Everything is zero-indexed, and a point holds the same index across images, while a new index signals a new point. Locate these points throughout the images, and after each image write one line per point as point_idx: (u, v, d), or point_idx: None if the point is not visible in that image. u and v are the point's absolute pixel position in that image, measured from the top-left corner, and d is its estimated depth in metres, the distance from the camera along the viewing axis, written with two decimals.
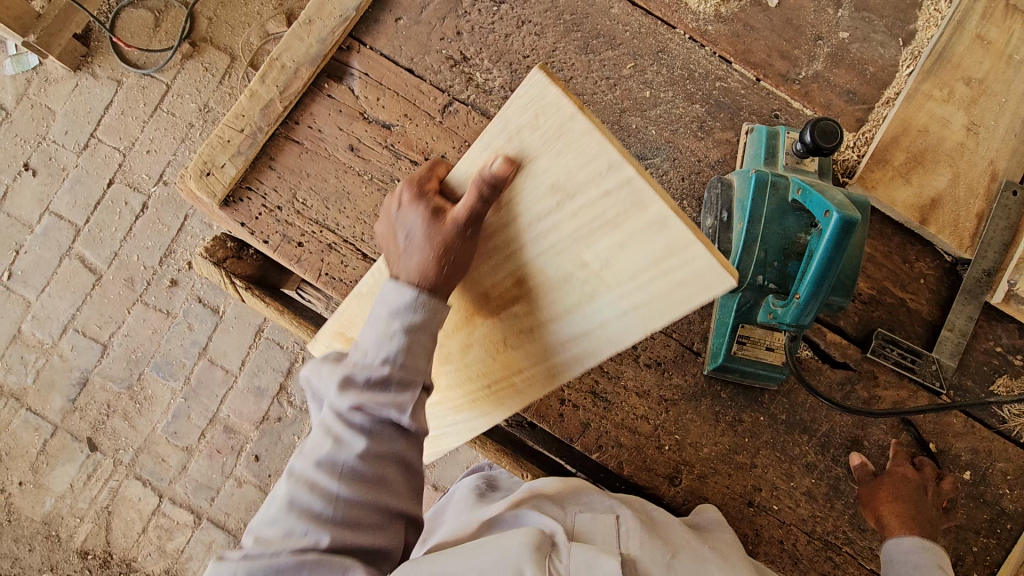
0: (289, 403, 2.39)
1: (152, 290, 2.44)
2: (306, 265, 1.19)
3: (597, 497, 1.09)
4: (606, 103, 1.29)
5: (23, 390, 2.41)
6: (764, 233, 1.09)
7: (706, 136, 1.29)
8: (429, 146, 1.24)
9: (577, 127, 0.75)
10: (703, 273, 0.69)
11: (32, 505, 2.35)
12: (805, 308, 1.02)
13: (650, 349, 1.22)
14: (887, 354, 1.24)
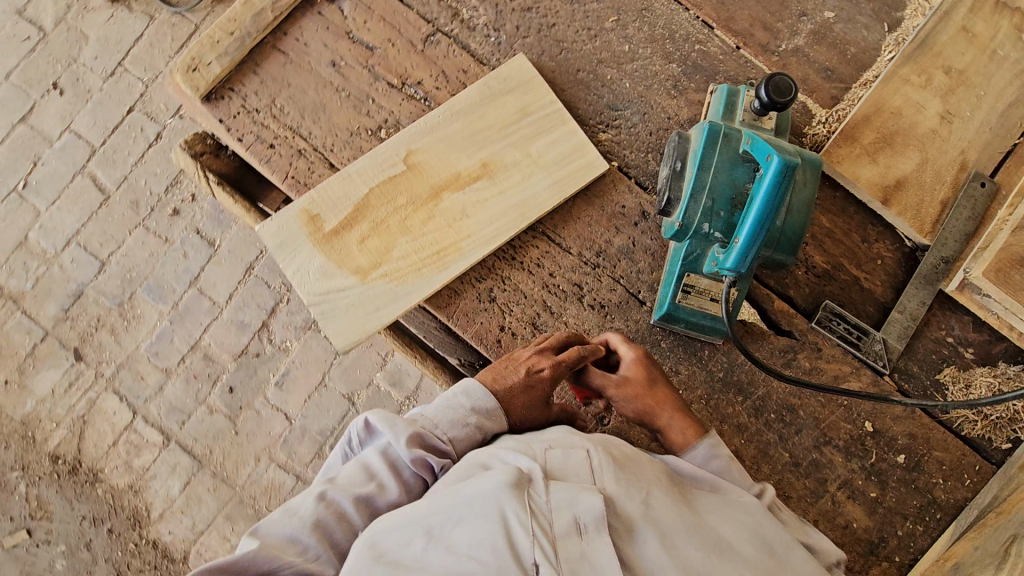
0: (269, 340, 2.46)
1: (155, 216, 2.54)
2: (274, 166, 1.24)
3: (571, 435, 1.02)
4: (584, 52, 1.32)
5: (21, 295, 2.51)
6: (712, 181, 1.11)
7: (679, 95, 1.31)
8: (407, 71, 1.28)
9: (539, 84, 1.26)
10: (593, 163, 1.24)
11: (13, 405, 2.44)
12: (745, 252, 1.04)
13: (596, 292, 1.23)
14: (833, 327, 1.25)
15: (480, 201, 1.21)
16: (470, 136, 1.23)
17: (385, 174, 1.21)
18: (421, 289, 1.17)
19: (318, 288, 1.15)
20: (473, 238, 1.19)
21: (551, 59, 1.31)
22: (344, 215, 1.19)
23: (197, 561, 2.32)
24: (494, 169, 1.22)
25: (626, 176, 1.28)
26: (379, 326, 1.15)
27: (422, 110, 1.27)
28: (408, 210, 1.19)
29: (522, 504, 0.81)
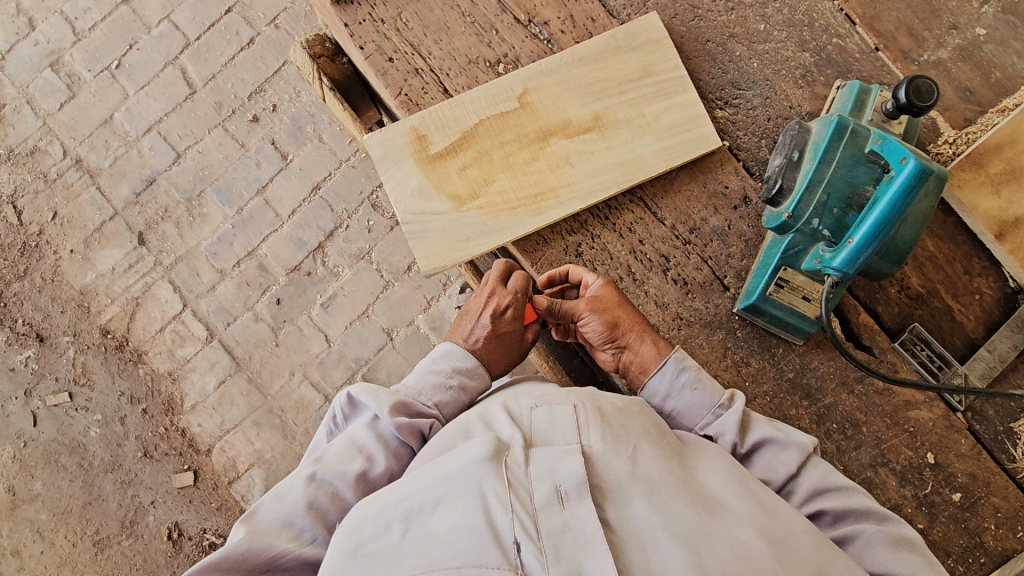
0: (322, 262, 2.50)
1: (235, 120, 2.59)
2: (389, 79, 1.23)
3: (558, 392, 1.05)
4: (718, 23, 1.27)
5: (98, 172, 2.59)
6: (832, 176, 1.06)
7: (806, 86, 1.26)
8: (535, 9, 1.26)
9: (666, 46, 1.22)
10: (705, 136, 1.20)
11: (75, 274, 2.54)
12: (856, 255, 1.01)
13: (682, 267, 1.21)
14: (914, 351, 1.20)
15: (586, 153, 1.19)
16: (587, 86, 1.21)
17: (496, 108, 1.20)
18: (510, 228, 1.17)
19: (413, 207, 1.17)
20: (572, 188, 1.18)
21: (682, 24, 1.27)
22: (451, 139, 1.19)
23: (220, 456, 2.42)
24: (606, 123, 1.19)
25: (735, 157, 1.24)
26: (463, 257, 1.16)
27: (544, 52, 1.25)
28: (514, 146, 1.19)
29: (500, 480, 0.83)
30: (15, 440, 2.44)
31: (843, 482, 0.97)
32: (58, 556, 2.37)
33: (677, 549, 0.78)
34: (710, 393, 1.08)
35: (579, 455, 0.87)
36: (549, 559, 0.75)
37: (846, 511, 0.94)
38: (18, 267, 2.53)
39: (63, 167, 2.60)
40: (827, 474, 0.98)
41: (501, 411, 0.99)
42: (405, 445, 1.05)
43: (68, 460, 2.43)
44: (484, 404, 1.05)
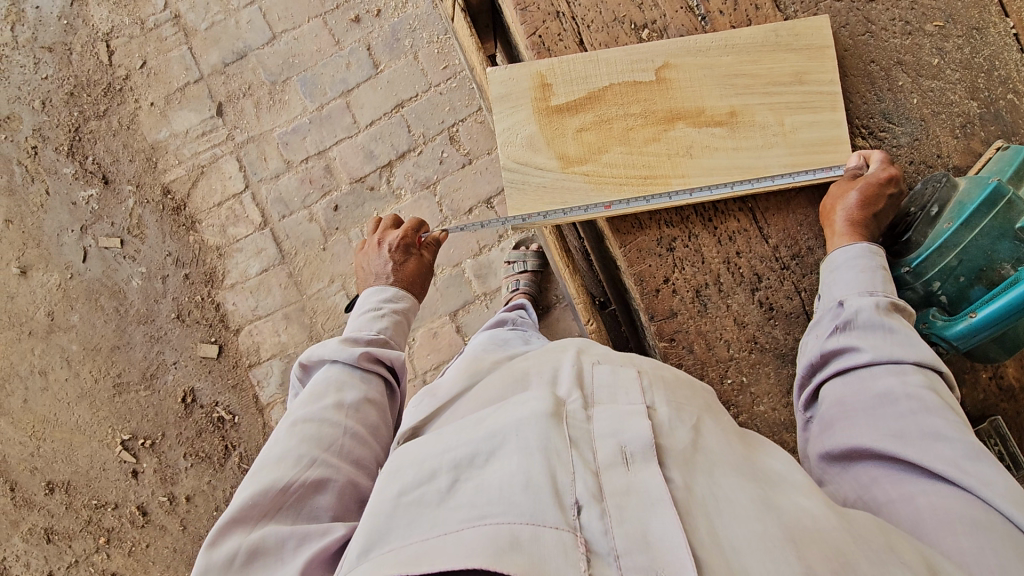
0: (387, 181, 2.47)
1: (337, 15, 2.52)
2: (528, 16, 1.17)
3: (617, 354, 1.00)
4: (889, 45, 1.17)
5: (192, 32, 2.57)
6: (970, 243, 0.98)
7: (963, 137, 1.15)
8: None
9: (827, 57, 1.13)
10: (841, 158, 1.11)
11: (150, 127, 2.55)
12: (972, 332, 0.96)
13: (772, 291, 1.15)
14: (986, 444, 1.12)
15: (710, 147, 1.11)
16: (733, 76, 1.12)
17: (631, 74, 1.13)
18: (612, 203, 1.11)
19: (520, 156, 1.12)
20: (685, 180, 1.11)
21: (850, 35, 1.17)
22: (575, 96, 1.13)
23: (246, 339, 2.47)
24: (740, 122, 1.12)
25: None
26: (553, 221, 1.13)
27: (694, 29, 1.16)
28: (639, 121, 1.12)
29: (561, 436, 0.78)
30: (63, 270, 2.53)
31: (957, 404, 0.88)
32: (80, 387, 2.50)
33: (751, 518, 0.70)
34: (879, 280, 0.98)
35: (645, 416, 0.82)
36: (612, 521, 0.68)
37: (939, 413, 0.83)
38: (100, 106, 2.57)
39: (161, 18, 2.58)
40: (942, 386, 0.89)
41: (560, 366, 0.94)
42: (368, 371, 1.13)
43: (106, 302, 2.52)
44: (545, 355, 1.00)
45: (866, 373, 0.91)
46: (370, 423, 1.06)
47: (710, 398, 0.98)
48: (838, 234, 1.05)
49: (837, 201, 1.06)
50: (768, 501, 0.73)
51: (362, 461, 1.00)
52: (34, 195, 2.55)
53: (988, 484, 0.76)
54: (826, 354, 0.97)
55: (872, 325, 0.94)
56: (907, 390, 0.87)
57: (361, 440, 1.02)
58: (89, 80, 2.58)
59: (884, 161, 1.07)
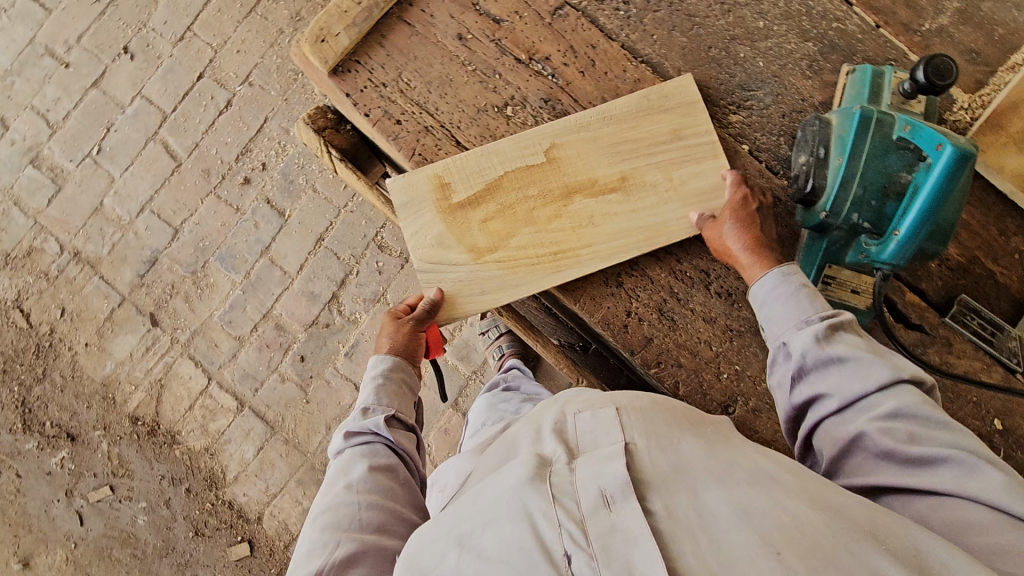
0: (338, 312, 2.47)
1: (226, 185, 2.56)
2: (402, 142, 1.22)
3: (600, 399, 1.02)
4: (716, 28, 1.27)
5: (97, 260, 2.56)
6: (864, 170, 1.07)
7: (814, 76, 1.25)
8: (534, 46, 1.25)
9: (699, 108, 1.20)
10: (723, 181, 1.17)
11: (94, 367, 2.51)
12: (904, 248, 1.03)
13: (723, 279, 1.20)
14: (965, 322, 1.21)
15: (609, 213, 1.17)
16: (617, 145, 1.19)
17: (521, 160, 1.18)
18: (521, 285, 1.16)
19: (431, 255, 1.17)
20: (592, 248, 1.16)
21: (682, 35, 1.27)
22: (473, 190, 1.18)
23: (271, 521, 2.39)
24: (632, 185, 1.18)
25: (756, 160, 1.25)
26: (477, 307, 1.17)
27: (549, 88, 1.24)
28: (538, 202, 1.17)
29: (544, 495, 0.78)
30: (65, 542, 2.42)
31: (931, 406, 0.89)
32: None
33: (733, 531, 0.71)
34: (804, 306, 1.02)
35: (622, 456, 0.83)
36: (601, 562, 0.69)
37: (921, 440, 0.86)
38: (36, 370, 2.51)
39: (62, 261, 2.57)
40: (910, 396, 0.91)
41: (545, 432, 0.97)
42: (371, 446, 1.15)
43: (120, 552, 2.41)
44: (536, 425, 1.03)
45: (839, 419, 0.94)
46: (383, 487, 1.07)
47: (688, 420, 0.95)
48: (746, 262, 1.10)
49: (726, 233, 1.11)
50: (745, 509, 0.74)
51: (383, 524, 1.01)
52: (6, 484, 2.45)
53: (992, 492, 0.79)
54: (797, 408, 1.01)
55: (820, 365, 0.97)
56: (878, 427, 0.89)
57: (377, 506, 1.03)
58: (16, 350, 2.53)
59: (735, 180, 1.15)
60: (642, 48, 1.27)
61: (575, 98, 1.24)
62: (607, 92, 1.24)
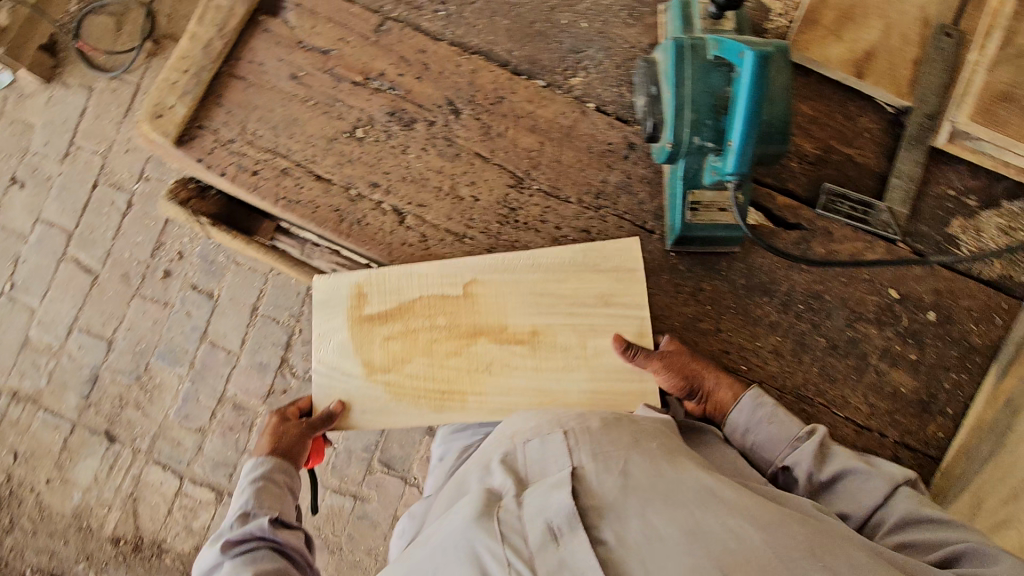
0: (292, 374, 2.44)
1: (148, 283, 2.54)
2: (263, 191, 1.23)
3: (548, 417, 1.07)
4: (534, 4, 1.33)
5: (38, 394, 2.50)
6: (691, 94, 1.11)
7: (637, 22, 1.33)
8: (367, 65, 1.29)
9: (632, 272, 1.20)
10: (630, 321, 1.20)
11: (61, 501, 2.44)
12: (744, 154, 1.06)
13: (605, 233, 1.25)
14: (837, 208, 1.28)
15: (509, 364, 1.20)
16: (541, 295, 1.21)
17: (438, 289, 1.21)
18: (409, 413, 1.20)
19: (333, 359, 1.22)
20: (479, 397, 1.19)
21: (504, 18, 1.33)
22: (388, 306, 1.22)
23: None
24: (540, 341, 1.20)
25: (605, 114, 1.30)
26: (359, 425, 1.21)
27: (392, 101, 1.28)
28: (443, 333, 1.21)
29: (492, 534, 0.87)
30: None
31: (934, 509, 0.95)
32: None
33: (683, 552, 0.77)
34: (787, 425, 1.09)
35: (568, 484, 0.88)
36: None
37: (932, 545, 0.91)
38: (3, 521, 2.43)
39: (2, 405, 2.51)
40: (915, 503, 0.97)
41: (497, 459, 1.03)
42: (246, 553, 1.10)
43: None
44: (489, 447, 1.10)
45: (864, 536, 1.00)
46: None
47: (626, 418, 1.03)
48: (720, 406, 1.16)
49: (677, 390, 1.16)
50: (695, 531, 0.79)
51: None
52: None
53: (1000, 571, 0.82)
54: None
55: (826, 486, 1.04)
56: (893, 541, 0.95)
57: None
58: None
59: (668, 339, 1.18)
60: (469, 41, 1.32)
61: (419, 103, 1.28)
62: (447, 89, 1.29)
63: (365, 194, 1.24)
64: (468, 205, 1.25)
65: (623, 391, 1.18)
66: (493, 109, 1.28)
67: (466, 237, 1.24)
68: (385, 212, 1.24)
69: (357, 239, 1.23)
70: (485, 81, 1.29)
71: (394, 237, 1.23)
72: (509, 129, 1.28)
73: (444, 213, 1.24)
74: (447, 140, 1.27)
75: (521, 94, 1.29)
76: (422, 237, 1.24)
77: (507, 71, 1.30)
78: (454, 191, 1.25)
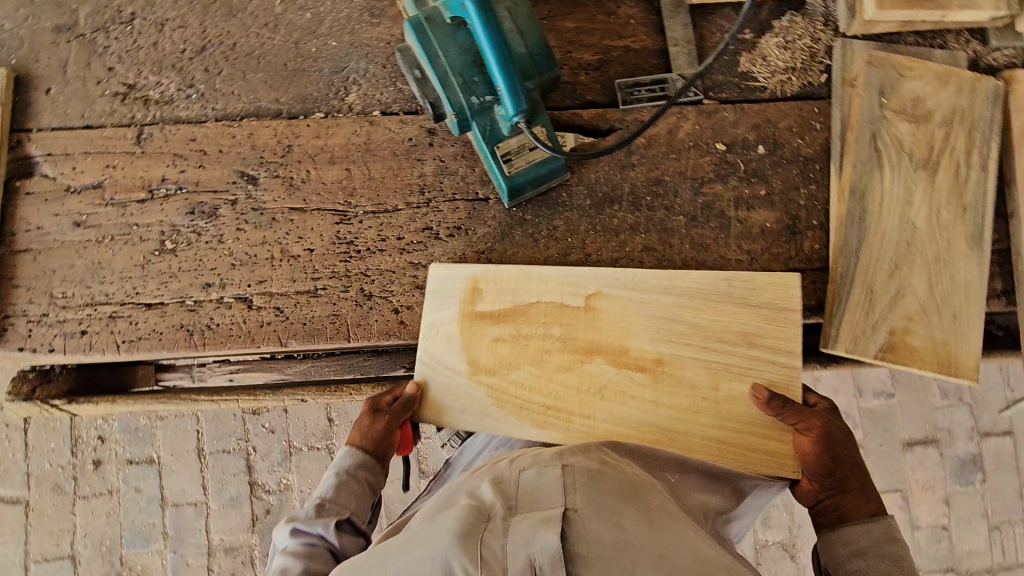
0: (267, 493, 2.34)
1: (82, 481, 2.37)
2: (100, 346, 1.18)
3: (547, 458, 0.99)
4: (277, 45, 1.29)
5: None
6: (448, 61, 1.14)
7: (380, 17, 1.30)
8: (146, 178, 1.24)
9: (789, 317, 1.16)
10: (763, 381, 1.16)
11: None
12: (517, 90, 1.10)
13: (444, 220, 1.24)
14: (636, 96, 1.31)
15: (623, 391, 1.16)
16: (686, 318, 1.17)
17: (559, 296, 1.18)
18: (510, 423, 1.16)
19: (437, 354, 1.17)
20: (587, 420, 1.15)
21: (255, 72, 1.28)
22: (501, 304, 1.18)
23: None
24: (669, 370, 1.16)
25: (392, 114, 1.28)
26: (453, 425, 1.17)
27: (186, 199, 1.23)
28: (556, 346, 1.18)
29: (471, 556, 0.74)
30: None
31: None
32: None
33: None
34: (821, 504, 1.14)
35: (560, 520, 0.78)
36: None
37: None
38: None
39: None
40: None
41: (487, 488, 0.93)
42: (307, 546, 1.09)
43: None
44: (475, 484, 0.99)
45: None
46: None
47: (616, 469, 0.96)
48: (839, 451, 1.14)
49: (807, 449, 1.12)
50: None
51: None
52: None
53: None
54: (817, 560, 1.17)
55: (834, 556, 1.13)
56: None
57: None
58: None
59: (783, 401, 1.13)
60: (232, 109, 1.27)
61: (212, 189, 1.24)
62: (234, 163, 1.25)
63: (203, 298, 1.20)
64: (306, 259, 1.22)
65: (747, 439, 1.14)
66: (287, 160, 1.25)
67: (318, 289, 1.21)
68: (230, 305, 1.20)
69: (214, 343, 1.19)
70: (266, 138, 1.26)
71: (248, 324, 1.19)
72: (310, 172, 1.25)
73: (286, 278, 1.21)
74: (257, 210, 1.23)
75: (306, 134, 1.26)
76: (277, 310, 1.20)
77: (282, 120, 1.27)
78: (286, 253, 1.22)
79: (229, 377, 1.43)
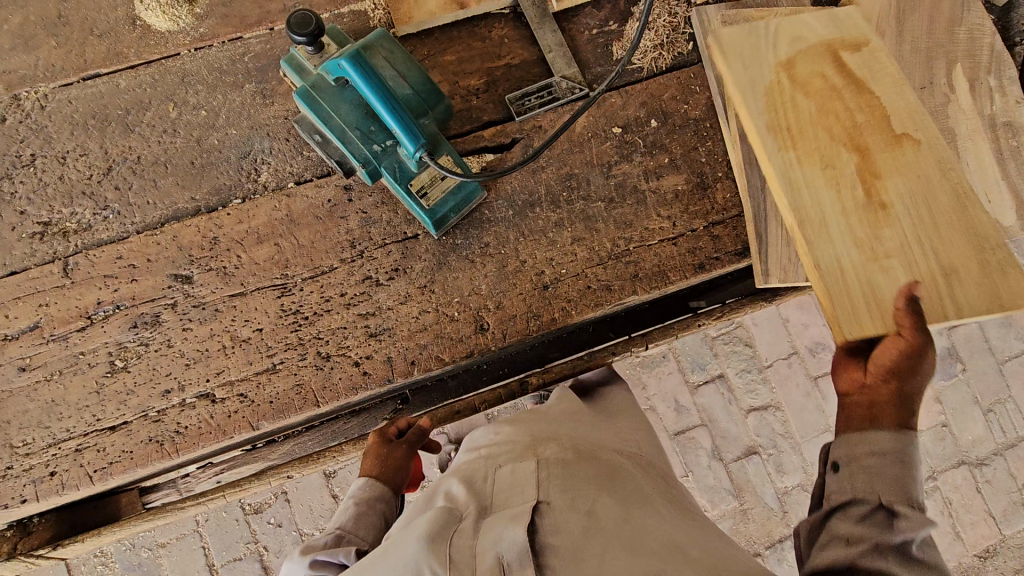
0: None
1: None
2: (73, 482, 1.18)
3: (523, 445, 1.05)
4: (181, 147, 1.32)
5: None
6: (342, 119, 1.20)
7: (271, 96, 1.35)
8: (82, 306, 1.25)
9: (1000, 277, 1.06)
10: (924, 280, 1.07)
11: None
12: (410, 129, 1.17)
13: (380, 266, 1.28)
14: (528, 106, 1.39)
15: (820, 196, 1.13)
16: (921, 216, 1.11)
17: (834, 129, 1.16)
18: (760, 98, 1.19)
19: (788, 25, 1.24)
20: (780, 171, 1.15)
21: (165, 177, 1.31)
22: (808, 84, 1.19)
23: None
24: (870, 216, 1.11)
25: (306, 181, 1.32)
26: (727, 43, 1.22)
27: (126, 315, 1.25)
28: (820, 135, 1.16)
29: (440, 557, 0.79)
30: None
31: None
32: None
33: None
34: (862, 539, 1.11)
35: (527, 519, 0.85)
36: None
37: None
38: None
39: None
40: None
41: (461, 485, 0.98)
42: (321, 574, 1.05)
43: None
44: (448, 479, 1.04)
45: None
46: None
47: (585, 453, 1.04)
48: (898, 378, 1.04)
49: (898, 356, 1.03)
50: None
51: None
52: None
53: None
54: None
55: None
56: None
57: None
58: None
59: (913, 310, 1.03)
60: (151, 218, 1.29)
61: (149, 298, 1.25)
62: (165, 269, 1.27)
63: (164, 405, 1.21)
64: (257, 339, 1.24)
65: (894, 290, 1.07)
66: (215, 252, 1.28)
67: (275, 364, 1.23)
68: (194, 404, 1.21)
69: (186, 445, 1.20)
70: (190, 237, 1.28)
71: (214, 419, 1.21)
72: (240, 256, 1.27)
73: (241, 363, 1.23)
74: (197, 305, 1.25)
75: (227, 222, 1.29)
76: (240, 395, 1.22)
77: (202, 215, 1.30)
78: (236, 339, 1.24)
79: (217, 479, 1.45)
